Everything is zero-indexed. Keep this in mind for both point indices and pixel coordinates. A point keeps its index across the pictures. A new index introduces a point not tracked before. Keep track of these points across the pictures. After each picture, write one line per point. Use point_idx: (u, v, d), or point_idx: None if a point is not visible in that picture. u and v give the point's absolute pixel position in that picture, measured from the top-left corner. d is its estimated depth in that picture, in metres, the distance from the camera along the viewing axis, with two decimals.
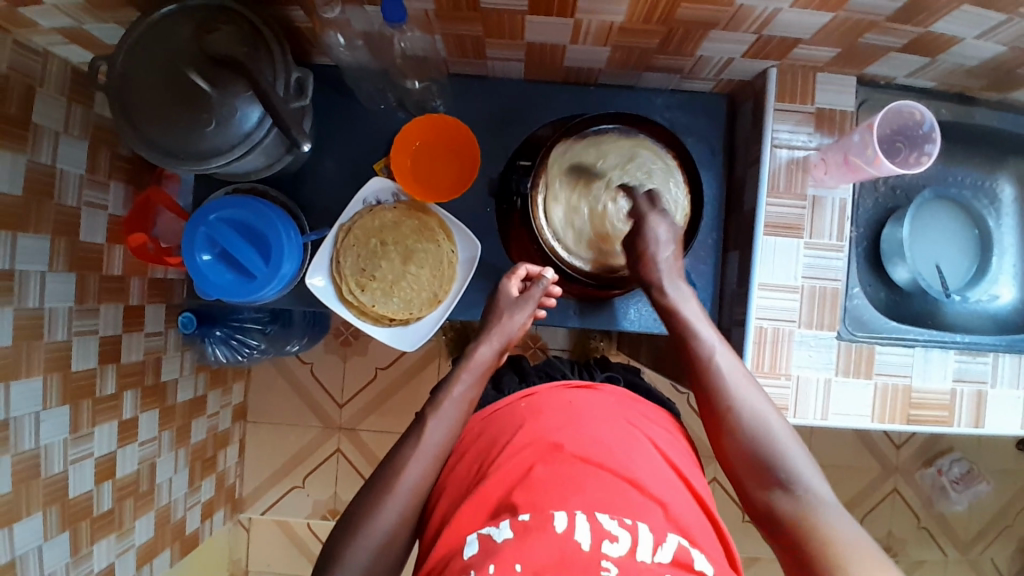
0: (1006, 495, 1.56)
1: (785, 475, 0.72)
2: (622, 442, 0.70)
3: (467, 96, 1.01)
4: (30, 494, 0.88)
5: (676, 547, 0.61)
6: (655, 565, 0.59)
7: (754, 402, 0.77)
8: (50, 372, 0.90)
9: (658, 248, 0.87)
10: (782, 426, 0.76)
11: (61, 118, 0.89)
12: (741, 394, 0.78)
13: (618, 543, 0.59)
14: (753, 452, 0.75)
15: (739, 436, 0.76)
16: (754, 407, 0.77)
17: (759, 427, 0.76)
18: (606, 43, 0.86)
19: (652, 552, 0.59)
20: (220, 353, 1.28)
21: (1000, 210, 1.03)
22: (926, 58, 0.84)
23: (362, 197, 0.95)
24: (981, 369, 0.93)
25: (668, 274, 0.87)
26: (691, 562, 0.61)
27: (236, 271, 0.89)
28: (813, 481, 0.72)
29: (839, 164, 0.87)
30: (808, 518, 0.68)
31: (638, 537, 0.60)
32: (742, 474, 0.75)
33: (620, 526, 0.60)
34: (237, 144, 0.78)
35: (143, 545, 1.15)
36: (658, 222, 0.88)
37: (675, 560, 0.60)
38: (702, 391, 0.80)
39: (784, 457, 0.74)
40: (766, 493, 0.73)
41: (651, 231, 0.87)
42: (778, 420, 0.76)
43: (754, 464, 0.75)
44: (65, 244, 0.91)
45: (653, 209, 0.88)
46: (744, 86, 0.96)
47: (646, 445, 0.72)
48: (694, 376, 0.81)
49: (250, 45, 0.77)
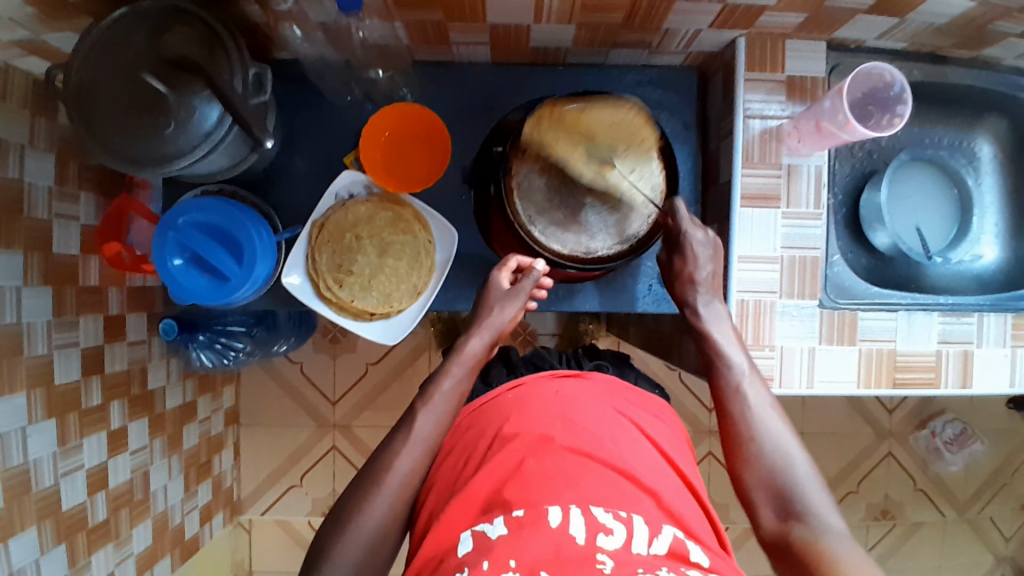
0: (1000, 452, 1.57)
1: (805, 511, 0.70)
2: (613, 434, 0.70)
3: (435, 84, 0.99)
4: (23, 510, 0.87)
5: (671, 539, 0.60)
6: (652, 556, 0.58)
7: (780, 433, 0.76)
8: (32, 388, 0.89)
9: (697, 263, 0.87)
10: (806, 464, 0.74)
11: (26, 131, 0.87)
12: (766, 428, 0.77)
13: (613, 536, 0.58)
14: (771, 485, 0.73)
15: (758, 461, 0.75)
16: (782, 440, 0.76)
17: (779, 457, 0.74)
18: (570, 21, 0.84)
19: (647, 544, 0.59)
20: (206, 358, 1.27)
21: (979, 169, 1.03)
22: (895, 19, 0.82)
23: (333, 192, 0.94)
24: (966, 329, 0.92)
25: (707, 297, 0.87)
26: (687, 553, 0.60)
27: (210, 274, 0.88)
28: (829, 516, 0.69)
29: (812, 132, 0.86)
30: (821, 547, 0.66)
31: (633, 529, 0.59)
32: (759, 507, 0.73)
33: (615, 519, 0.60)
34: (198, 144, 0.76)
35: (142, 554, 1.15)
36: (698, 236, 0.87)
37: (671, 550, 0.59)
38: (728, 420, 0.79)
39: (803, 489, 0.72)
40: (782, 524, 0.71)
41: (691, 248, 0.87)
42: (801, 453, 0.75)
43: (770, 495, 0.72)
44: (39, 259, 0.90)
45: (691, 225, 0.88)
46: (715, 57, 0.95)
47: (638, 435, 0.72)
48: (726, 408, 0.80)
49: (206, 45, 0.76)
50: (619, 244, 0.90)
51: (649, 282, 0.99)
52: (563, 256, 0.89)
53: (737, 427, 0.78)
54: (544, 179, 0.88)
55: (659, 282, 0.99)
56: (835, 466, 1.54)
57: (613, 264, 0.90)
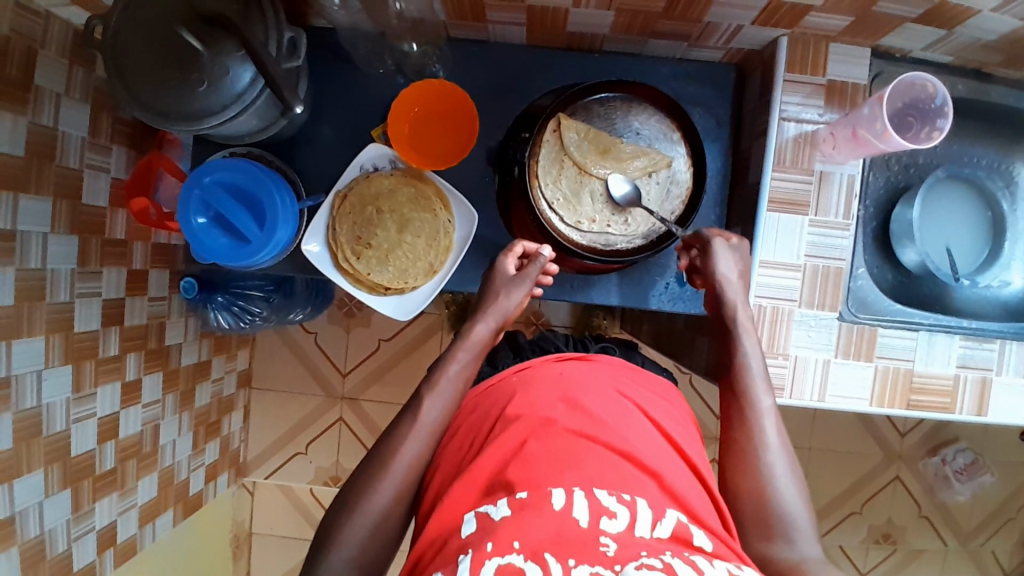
0: (1011, 486, 1.54)
1: (791, 531, 0.68)
2: (616, 417, 0.69)
3: (468, 63, 0.99)
4: (31, 452, 0.89)
5: (674, 523, 0.59)
6: (655, 540, 0.57)
7: (777, 446, 0.74)
8: (52, 333, 0.91)
9: (726, 277, 0.82)
10: (796, 483, 0.71)
11: (63, 81, 0.88)
12: (766, 437, 0.74)
13: (616, 519, 0.58)
14: (762, 497, 0.70)
15: (753, 474, 0.71)
16: (778, 453, 0.73)
17: (773, 472, 0.71)
18: (609, 7, 0.83)
19: (650, 528, 0.58)
20: (223, 319, 1.28)
21: (1016, 194, 0.99)
22: (943, 30, 0.80)
23: (359, 163, 0.94)
24: (986, 356, 0.90)
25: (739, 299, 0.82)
26: (690, 537, 0.59)
27: (231, 235, 0.89)
28: (809, 547, 0.67)
29: (847, 139, 0.84)
30: None
31: (636, 513, 0.59)
32: (742, 521, 0.70)
33: (618, 503, 0.59)
34: (229, 104, 0.77)
35: (146, 505, 1.17)
36: (725, 251, 0.83)
37: (674, 534, 0.58)
38: (732, 425, 0.77)
39: (789, 510, 0.69)
40: (762, 543, 0.68)
41: (718, 258, 0.82)
42: (794, 471, 0.72)
43: (756, 510, 0.70)
44: (68, 207, 0.91)
45: (722, 237, 0.84)
46: (754, 55, 0.93)
47: (640, 417, 0.71)
48: (731, 413, 0.78)
49: (243, 6, 0.76)
50: (638, 240, 0.89)
51: (666, 280, 0.98)
52: (582, 247, 0.88)
53: (739, 434, 0.75)
54: (568, 169, 0.88)
55: (676, 281, 0.98)
56: (839, 484, 1.52)
57: (633, 258, 0.89)
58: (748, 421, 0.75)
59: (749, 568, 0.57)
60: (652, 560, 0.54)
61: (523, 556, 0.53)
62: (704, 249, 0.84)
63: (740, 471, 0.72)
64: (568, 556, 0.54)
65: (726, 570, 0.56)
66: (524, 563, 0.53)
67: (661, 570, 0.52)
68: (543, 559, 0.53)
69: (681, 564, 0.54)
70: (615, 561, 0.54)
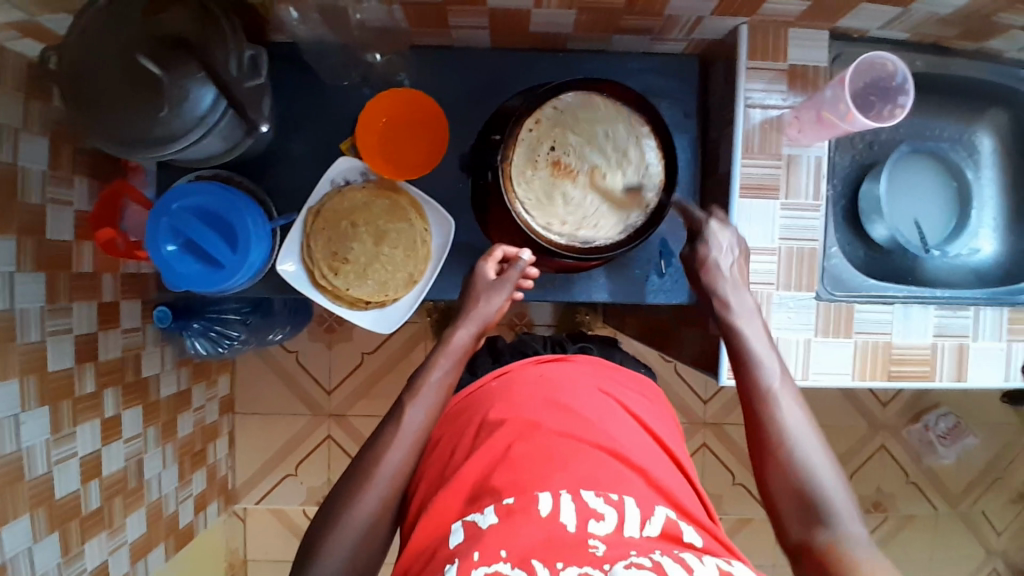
0: (994, 447, 1.58)
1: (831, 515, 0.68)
2: (601, 415, 0.70)
3: (434, 70, 0.98)
4: (15, 496, 0.86)
5: (663, 520, 0.60)
6: (644, 539, 0.57)
7: (802, 428, 0.72)
8: (25, 375, 0.88)
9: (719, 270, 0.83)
10: (831, 466, 0.71)
11: (19, 114, 0.86)
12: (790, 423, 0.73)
13: (605, 521, 0.58)
14: (798, 488, 0.69)
15: (784, 469, 0.70)
16: (805, 437, 0.72)
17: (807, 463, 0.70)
18: (572, 6, 0.83)
19: (639, 527, 0.58)
20: (200, 346, 1.25)
21: (979, 162, 1.02)
22: (899, 8, 0.82)
23: (329, 178, 0.93)
24: (962, 323, 0.92)
25: (733, 285, 0.83)
26: (680, 534, 0.59)
27: (203, 260, 0.87)
28: (853, 525, 0.67)
29: (813, 121, 0.85)
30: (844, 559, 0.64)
31: (625, 513, 0.59)
32: (781, 509, 0.70)
33: (606, 504, 0.59)
34: (192, 128, 0.76)
35: (136, 541, 1.14)
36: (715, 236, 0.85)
37: (664, 532, 0.59)
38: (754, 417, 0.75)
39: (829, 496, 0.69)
40: (806, 530, 0.68)
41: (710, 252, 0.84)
42: (825, 453, 0.71)
43: (796, 498, 0.69)
44: (33, 244, 0.89)
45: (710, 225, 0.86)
46: (717, 45, 0.94)
47: (623, 414, 0.72)
48: (748, 402, 0.76)
49: (199, 24, 0.75)
50: (616, 236, 0.89)
51: (647, 272, 0.99)
52: (561, 246, 0.88)
53: (760, 426, 0.74)
54: (540, 170, 0.88)
55: (657, 273, 0.99)
56: None
57: (612, 254, 0.89)
58: (767, 414, 0.74)
59: (738, 562, 0.58)
60: (641, 558, 0.54)
61: (510, 564, 0.54)
62: (690, 261, 0.86)
63: (773, 465, 0.71)
64: (558, 561, 0.54)
65: (716, 566, 0.56)
66: (512, 571, 0.53)
67: (650, 569, 0.53)
68: (531, 566, 0.53)
69: (671, 562, 0.54)
70: (606, 562, 0.54)
